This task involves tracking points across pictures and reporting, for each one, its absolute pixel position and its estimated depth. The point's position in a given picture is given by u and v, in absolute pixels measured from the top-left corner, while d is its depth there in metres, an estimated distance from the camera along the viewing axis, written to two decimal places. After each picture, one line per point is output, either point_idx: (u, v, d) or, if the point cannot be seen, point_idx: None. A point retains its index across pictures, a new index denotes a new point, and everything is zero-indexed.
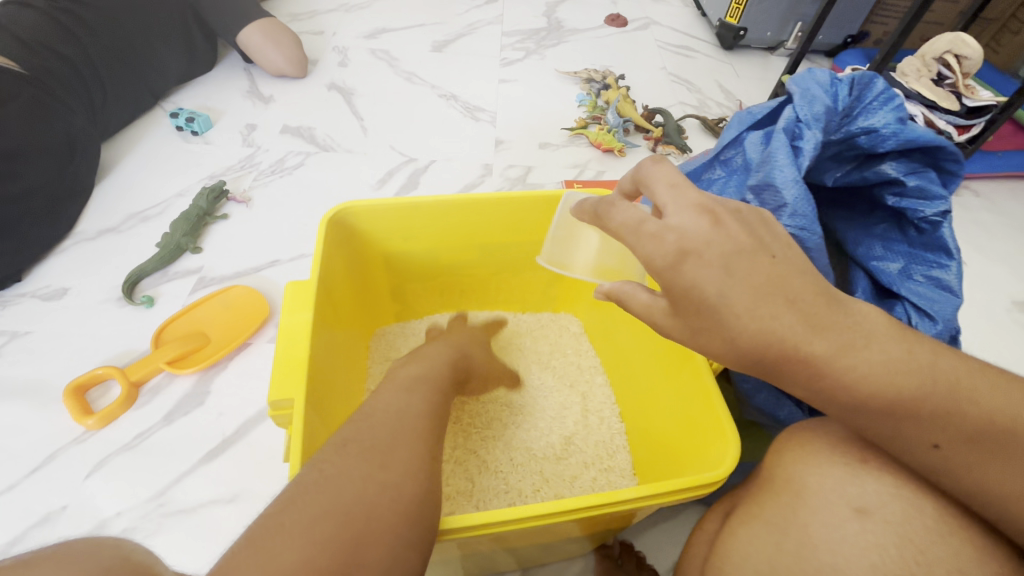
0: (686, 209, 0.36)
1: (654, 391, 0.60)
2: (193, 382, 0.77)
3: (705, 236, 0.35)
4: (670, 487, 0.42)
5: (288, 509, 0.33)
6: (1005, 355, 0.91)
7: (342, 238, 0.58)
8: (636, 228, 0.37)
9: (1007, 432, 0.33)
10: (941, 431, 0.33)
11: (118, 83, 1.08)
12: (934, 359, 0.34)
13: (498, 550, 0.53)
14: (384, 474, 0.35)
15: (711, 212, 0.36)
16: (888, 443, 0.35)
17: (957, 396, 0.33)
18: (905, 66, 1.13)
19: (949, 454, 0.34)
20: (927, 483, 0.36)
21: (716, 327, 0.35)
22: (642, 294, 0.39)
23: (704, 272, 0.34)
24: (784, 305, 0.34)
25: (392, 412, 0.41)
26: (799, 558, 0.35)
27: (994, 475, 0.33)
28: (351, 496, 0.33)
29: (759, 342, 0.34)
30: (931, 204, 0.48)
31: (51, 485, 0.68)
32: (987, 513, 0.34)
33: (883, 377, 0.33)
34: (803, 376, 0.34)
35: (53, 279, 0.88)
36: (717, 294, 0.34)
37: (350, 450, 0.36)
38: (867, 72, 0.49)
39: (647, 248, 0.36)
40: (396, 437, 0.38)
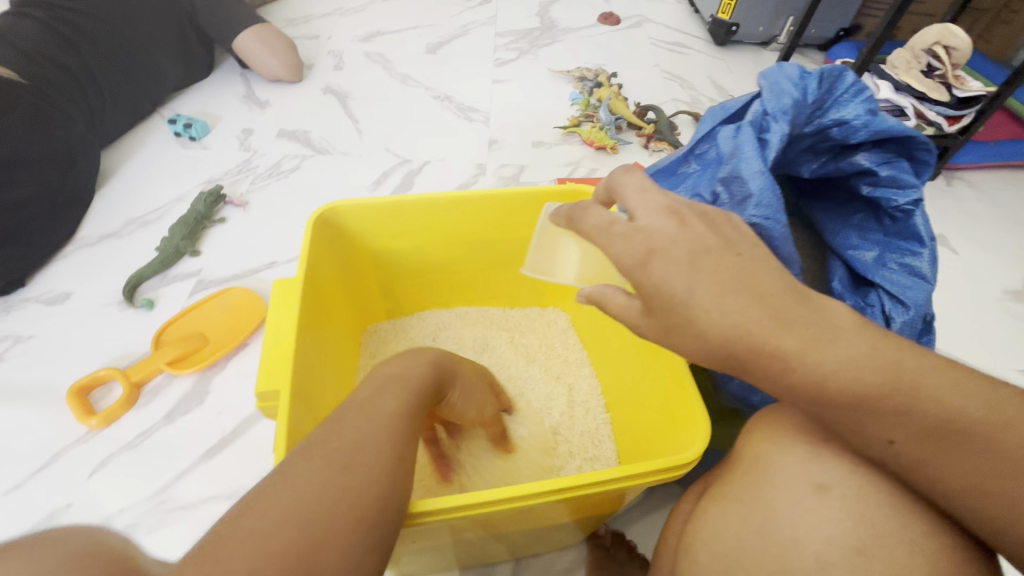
0: (654, 212, 0.40)
1: (634, 380, 0.61)
2: (192, 382, 0.79)
3: (671, 234, 0.38)
4: (642, 469, 0.44)
5: (246, 516, 0.32)
6: (995, 343, 0.91)
7: (329, 237, 0.60)
8: (607, 230, 0.41)
9: (963, 432, 0.33)
10: (899, 429, 0.34)
11: (116, 91, 1.10)
12: (898, 357, 0.34)
13: (487, 536, 0.55)
14: (347, 479, 0.35)
15: (678, 214, 0.39)
16: (849, 435, 0.36)
17: (918, 395, 0.33)
18: (895, 58, 1.14)
19: (904, 451, 0.34)
20: (886, 474, 0.36)
21: (684, 323, 0.36)
22: (619, 296, 0.41)
23: (670, 269, 0.37)
24: (752, 300, 0.35)
25: (365, 411, 0.40)
26: (762, 534, 0.37)
27: (947, 470, 0.33)
28: (314, 502, 0.33)
29: (725, 335, 0.35)
30: (903, 193, 0.51)
31: (55, 484, 0.70)
32: (943, 504, 0.34)
33: (851, 372, 0.34)
34: (773, 370, 0.35)
35: (55, 284, 0.90)
36: (685, 291, 0.36)
37: (315, 453, 0.36)
38: (836, 65, 0.51)
39: (618, 247, 0.39)
40: (365, 442, 0.37)
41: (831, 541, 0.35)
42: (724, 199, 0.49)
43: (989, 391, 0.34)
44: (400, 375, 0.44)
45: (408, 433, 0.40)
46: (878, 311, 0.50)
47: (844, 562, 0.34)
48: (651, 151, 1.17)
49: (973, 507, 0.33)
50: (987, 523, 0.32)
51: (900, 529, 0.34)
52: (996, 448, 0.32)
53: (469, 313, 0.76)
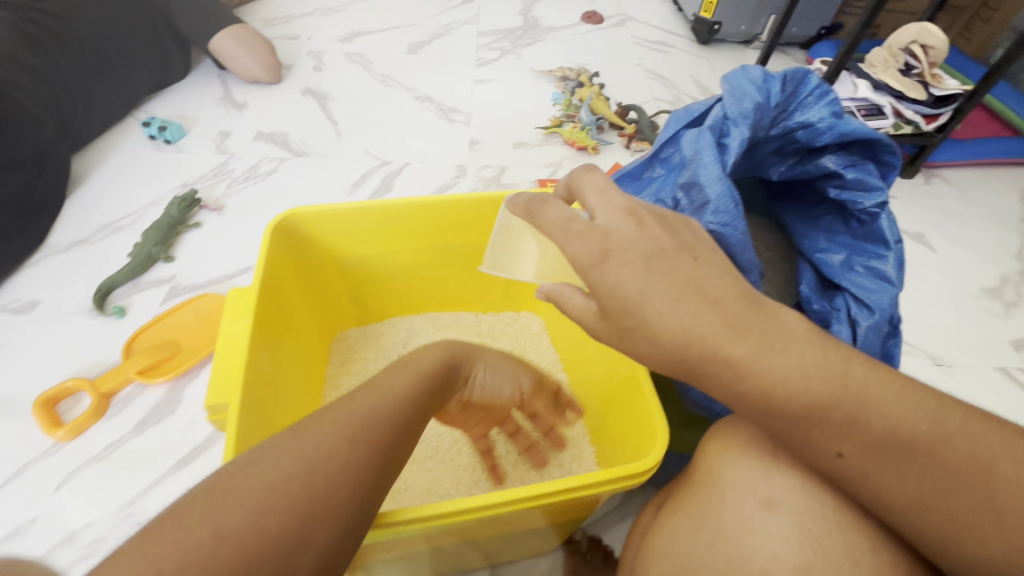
0: (613, 211, 0.40)
1: (602, 385, 0.62)
2: (164, 392, 0.77)
3: (628, 234, 0.38)
4: (600, 478, 0.43)
5: (254, 466, 0.35)
6: (972, 341, 0.92)
7: (290, 245, 0.59)
8: (565, 227, 0.41)
9: (907, 445, 0.33)
10: (846, 440, 0.34)
11: (88, 94, 1.08)
12: (847, 367, 0.35)
13: (462, 545, 0.54)
14: (352, 450, 0.37)
15: (636, 215, 0.39)
16: (797, 447, 0.36)
17: (864, 406, 0.34)
18: (873, 57, 1.15)
19: (852, 463, 0.34)
20: (835, 489, 0.36)
21: (639, 327, 0.36)
22: (577, 297, 0.40)
23: (625, 271, 0.37)
24: (706, 306, 0.36)
25: (377, 390, 0.41)
26: (711, 552, 0.36)
27: (890, 484, 0.33)
28: (315, 470, 0.35)
29: (679, 341, 0.35)
30: (870, 196, 0.51)
31: (21, 498, 0.68)
32: (887, 518, 0.34)
33: (800, 381, 0.34)
34: (724, 377, 0.35)
35: (24, 292, 0.89)
36: (641, 293, 0.36)
37: (326, 419, 0.38)
38: (801, 68, 0.51)
39: (575, 246, 0.39)
40: (375, 422, 0.39)
41: (778, 559, 0.34)
42: (684, 205, 0.49)
43: (931, 401, 0.35)
44: (422, 367, 0.45)
45: (414, 417, 0.42)
46: (844, 316, 0.50)
47: None
48: (633, 151, 1.17)
49: (915, 521, 0.33)
50: (929, 538, 0.33)
51: (851, 538, 0.35)
52: (935, 461, 0.33)
53: (439, 319, 0.75)
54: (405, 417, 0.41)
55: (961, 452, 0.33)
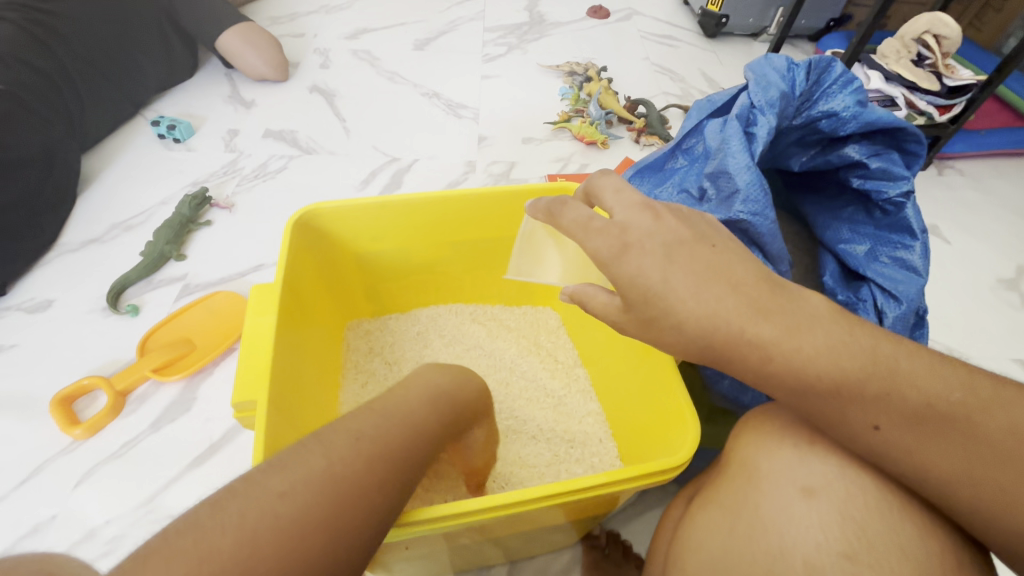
0: (630, 208, 0.40)
1: (623, 378, 0.62)
2: (179, 390, 0.77)
3: (647, 228, 0.38)
4: (629, 473, 0.43)
5: (267, 475, 0.33)
6: (989, 333, 0.91)
7: (310, 242, 0.59)
8: (584, 225, 0.40)
9: (944, 414, 0.33)
10: (883, 414, 0.34)
11: (96, 93, 1.07)
12: (874, 343, 0.35)
13: (484, 541, 0.54)
14: (362, 458, 0.35)
15: (652, 208, 0.39)
16: (832, 426, 0.35)
17: (896, 379, 0.34)
18: (885, 47, 1.12)
19: (890, 438, 0.34)
20: (870, 467, 0.36)
21: (662, 315, 0.36)
22: (600, 295, 0.40)
23: (645, 261, 0.37)
24: (729, 290, 0.35)
25: (389, 405, 0.40)
26: (748, 541, 0.36)
27: (932, 456, 0.33)
28: (326, 480, 0.33)
29: (702, 325, 0.35)
30: (895, 185, 0.51)
31: (40, 496, 0.69)
32: (930, 494, 0.34)
33: (831, 357, 0.34)
34: (752, 360, 0.35)
35: (37, 292, 0.89)
36: (661, 282, 0.36)
37: (338, 433, 0.36)
38: (824, 57, 0.51)
39: (596, 242, 0.39)
40: (388, 440, 0.37)
41: (820, 548, 0.34)
42: (712, 195, 0.50)
43: (960, 374, 0.35)
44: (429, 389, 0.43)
45: (427, 434, 0.40)
46: (870, 305, 0.50)
47: (830, 566, 0.33)
48: (643, 145, 1.16)
49: (962, 493, 0.33)
50: (977, 510, 0.33)
51: (888, 520, 0.34)
52: (972, 430, 0.33)
53: (459, 313, 0.74)
54: (418, 437, 0.39)
55: (1000, 422, 0.33)
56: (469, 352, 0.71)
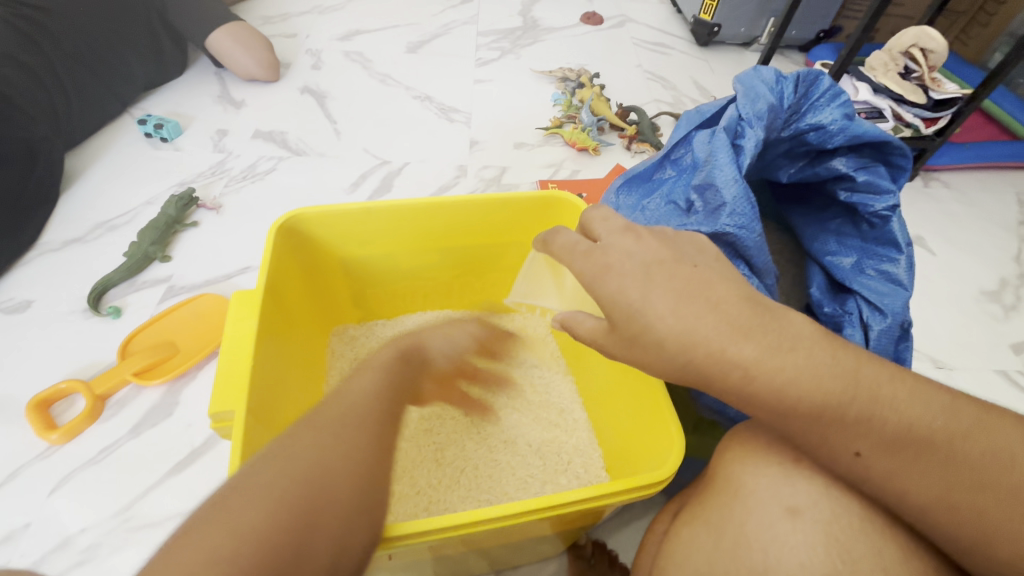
0: (614, 233, 0.41)
1: (610, 390, 0.61)
2: (161, 394, 0.76)
3: (628, 249, 0.39)
4: (612, 487, 0.42)
5: (253, 468, 0.37)
6: (973, 344, 0.92)
7: (293, 246, 0.58)
8: (573, 248, 0.42)
9: (925, 438, 0.33)
10: (863, 438, 0.34)
11: (82, 91, 1.06)
12: (856, 365, 0.35)
13: (469, 553, 0.53)
14: (338, 441, 0.39)
15: (634, 231, 0.41)
16: (815, 450, 0.35)
17: (877, 402, 0.34)
18: (873, 59, 1.13)
19: (871, 461, 0.34)
20: (852, 489, 0.36)
21: (644, 333, 0.36)
22: (588, 321, 0.40)
23: (625, 281, 0.37)
24: (710, 309, 0.35)
25: (347, 390, 0.43)
26: (733, 559, 0.36)
27: (913, 481, 0.33)
28: (309, 458, 0.37)
29: (684, 344, 0.35)
30: (880, 199, 0.51)
31: (14, 503, 0.67)
32: (913, 518, 0.34)
33: (812, 379, 0.34)
34: (733, 379, 0.34)
35: (17, 292, 0.87)
36: (641, 300, 0.36)
37: (312, 420, 0.40)
38: (811, 70, 0.52)
39: (580, 264, 0.41)
40: (356, 418, 0.41)
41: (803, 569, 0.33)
42: (698, 208, 0.50)
43: (939, 395, 0.35)
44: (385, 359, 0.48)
45: (386, 409, 0.43)
46: (856, 319, 0.50)
47: None
48: (634, 153, 1.16)
49: (944, 518, 0.33)
50: (958, 535, 0.33)
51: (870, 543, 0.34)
52: (953, 455, 0.33)
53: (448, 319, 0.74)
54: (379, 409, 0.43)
55: (979, 446, 0.33)
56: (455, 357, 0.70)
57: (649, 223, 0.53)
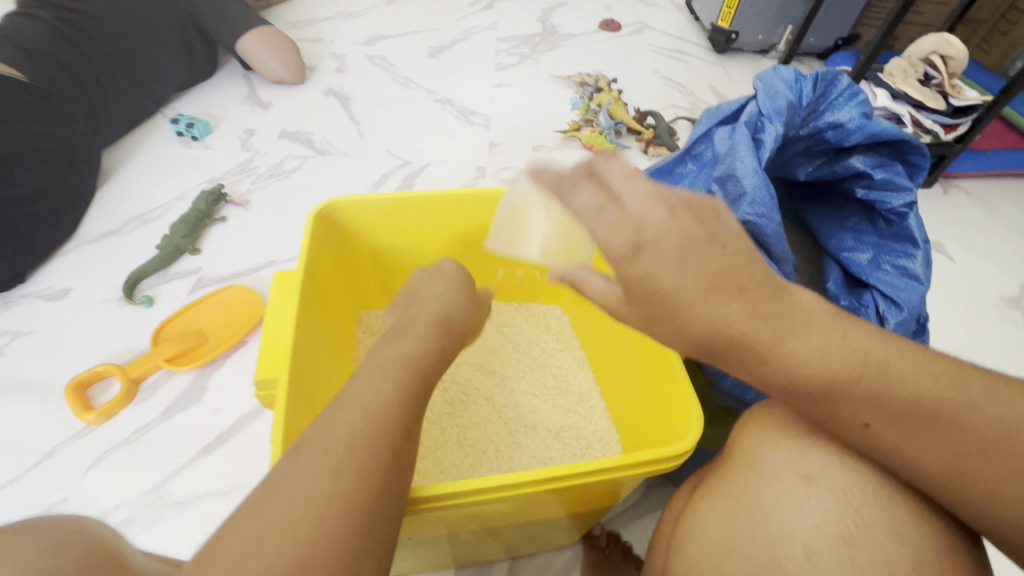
0: (642, 198, 0.35)
1: (628, 376, 0.63)
2: (191, 380, 0.79)
3: (661, 225, 0.35)
4: (632, 459, 0.44)
5: (239, 525, 0.34)
6: (991, 350, 0.92)
7: (329, 233, 0.61)
8: (596, 213, 0.35)
9: (933, 410, 0.35)
10: (873, 412, 0.35)
11: (119, 91, 1.10)
12: (867, 343, 0.36)
13: (486, 532, 0.54)
14: (333, 483, 0.35)
15: (668, 203, 0.36)
16: (825, 425, 0.37)
17: (887, 377, 0.35)
18: (891, 67, 1.14)
19: (880, 433, 0.36)
20: (864, 459, 0.38)
21: (670, 317, 0.35)
22: (596, 280, 0.41)
23: (657, 263, 0.34)
24: (732, 296, 0.35)
25: (357, 399, 0.40)
26: (750, 524, 0.38)
27: (918, 450, 0.35)
28: (298, 515, 0.34)
29: (709, 332, 0.35)
30: (898, 196, 0.52)
31: (52, 479, 0.70)
32: (922, 485, 0.36)
33: (823, 360, 0.35)
34: (749, 361, 0.36)
35: (56, 280, 0.91)
36: (671, 285, 0.34)
37: (304, 458, 0.36)
38: (830, 70, 0.53)
39: (605, 236, 0.35)
40: (356, 451, 0.37)
41: (818, 530, 0.36)
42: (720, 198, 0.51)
43: (951, 375, 0.36)
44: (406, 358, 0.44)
45: (406, 420, 0.40)
46: (872, 311, 0.51)
47: (826, 548, 0.35)
48: (651, 156, 1.18)
49: (949, 485, 0.35)
50: (964, 499, 0.35)
51: (874, 516, 0.36)
52: (958, 426, 0.34)
53: None
54: (386, 432, 0.38)
55: (988, 420, 0.34)
56: (480, 345, 0.72)
57: None
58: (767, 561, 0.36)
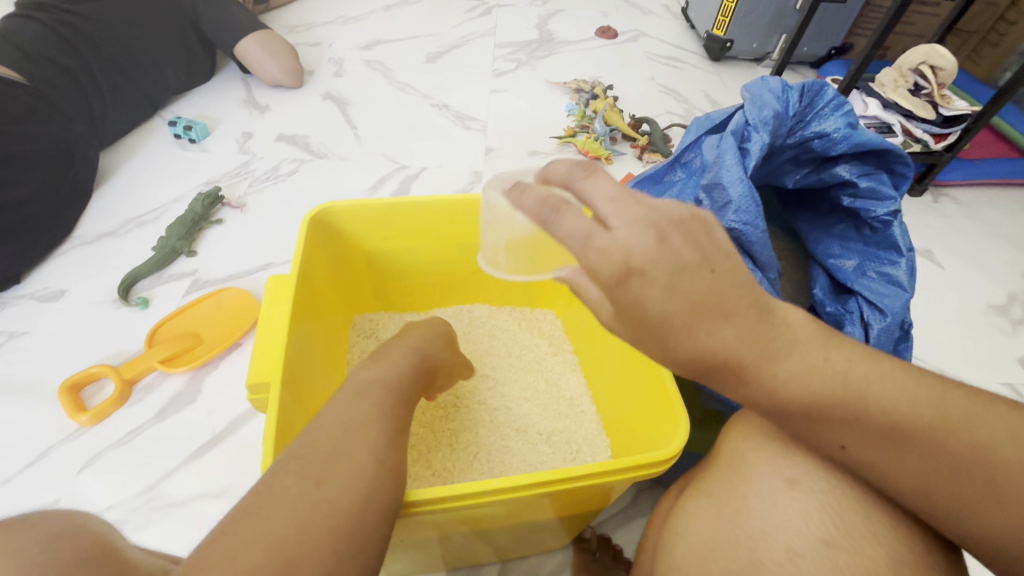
0: (630, 223, 0.34)
1: (618, 381, 0.64)
2: (185, 381, 0.79)
3: (652, 254, 0.33)
4: (620, 463, 0.44)
5: (222, 537, 0.34)
6: (979, 358, 0.93)
7: (324, 237, 0.61)
8: (583, 241, 0.34)
9: (908, 433, 0.35)
10: (848, 434, 0.37)
11: (118, 93, 1.11)
12: (848, 366, 0.37)
13: (474, 536, 0.55)
14: (318, 491, 0.36)
15: (657, 228, 0.34)
16: (805, 438, 0.39)
17: (866, 402, 0.36)
18: (883, 76, 1.15)
19: (857, 452, 0.37)
20: (844, 470, 0.39)
21: (656, 341, 0.36)
22: (592, 291, 0.41)
23: (648, 292, 0.34)
24: (720, 321, 0.35)
25: (343, 410, 0.42)
26: (734, 526, 0.39)
27: (894, 467, 0.36)
28: (282, 522, 0.35)
29: (694, 356, 0.35)
30: (882, 204, 0.54)
31: (44, 480, 0.70)
32: (900, 501, 0.37)
33: (803, 383, 0.36)
34: (728, 382, 0.37)
35: (51, 282, 0.91)
36: (660, 312, 0.34)
37: (291, 468, 0.38)
38: (817, 81, 0.54)
39: (593, 263, 0.34)
40: (342, 460, 0.38)
41: (800, 533, 0.37)
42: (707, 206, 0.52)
43: (929, 387, 0.37)
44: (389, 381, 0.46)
45: (391, 431, 0.42)
46: (857, 317, 0.52)
47: (809, 551, 0.36)
48: (645, 162, 1.19)
49: (926, 503, 0.36)
50: (937, 513, 0.36)
51: (852, 521, 0.37)
52: (938, 449, 0.35)
53: (463, 314, 0.76)
54: (372, 451, 0.40)
55: (965, 438, 0.35)
56: (473, 350, 0.73)
57: None
58: (749, 561, 0.37)
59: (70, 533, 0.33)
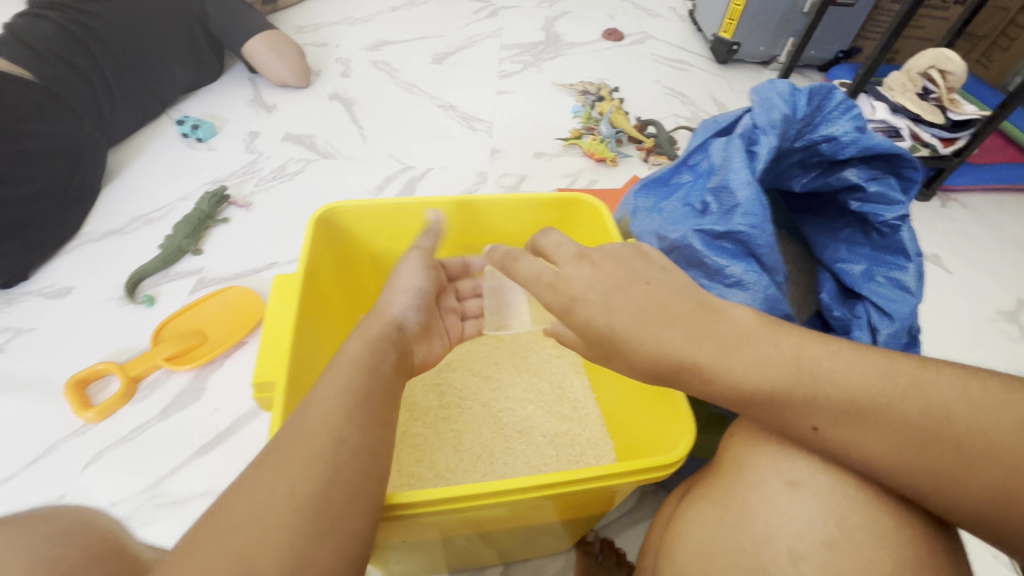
0: (567, 259, 0.45)
1: (621, 383, 0.63)
2: (190, 379, 0.79)
3: (586, 279, 0.43)
4: (625, 466, 0.44)
5: None
6: (988, 365, 0.92)
7: (330, 236, 0.61)
8: (537, 278, 0.45)
9: (869, 406, 0.36)
10: (817, 414, 0.37)
11: (126, 91, 1.12)
12: (799, 349, 0.39)
13: (476, 538, 0.54)
14: None
15: (588, 258, 0.45)
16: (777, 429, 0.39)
17: (817, 379, 0.37)
18: (891, 80, 1.14)
19: (828, 436, 0.37)
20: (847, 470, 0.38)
21: (616, 351, 0.41)
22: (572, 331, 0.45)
23: (592, 310, 0.41)
24: (664, 325, 0.40)
25: None
26: (737, 529, 0.38)
27: (866, 445, 0.36)
28: None
29: (651, 360, 0.40)
30: (891, 209, 0.54)
31: (50, 475, 0.70)
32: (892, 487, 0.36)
33: (758, 373, 0.38)
34: (693, 383, 0.39)
35: (58, 279, 0.91)
36: (607, 325, 0.41)
37: None
38: (824, 84, 0.55)
39: (544, 294, 0.44)
40: None
41: (803, 536, 0.36)
42: (715, 208, 0.53)
43: (923, 380, 0.36)
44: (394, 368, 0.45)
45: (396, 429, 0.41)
46: (864, 323, 0.52)
47: (812, 554, 0.36)
48: (651, 164, 1.18)
49: (912, 484, 0.35)
50: (922, 493, 0.35)
51: (856, 522, 0.37)
52: (903, 421, 0.35)
53: None
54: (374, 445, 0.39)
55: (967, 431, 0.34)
56: (477, 351, 0.73)
57: (666, 227, 0.56)
58: (752, 565, 0.36)
59: (75, 526, 0.33)
